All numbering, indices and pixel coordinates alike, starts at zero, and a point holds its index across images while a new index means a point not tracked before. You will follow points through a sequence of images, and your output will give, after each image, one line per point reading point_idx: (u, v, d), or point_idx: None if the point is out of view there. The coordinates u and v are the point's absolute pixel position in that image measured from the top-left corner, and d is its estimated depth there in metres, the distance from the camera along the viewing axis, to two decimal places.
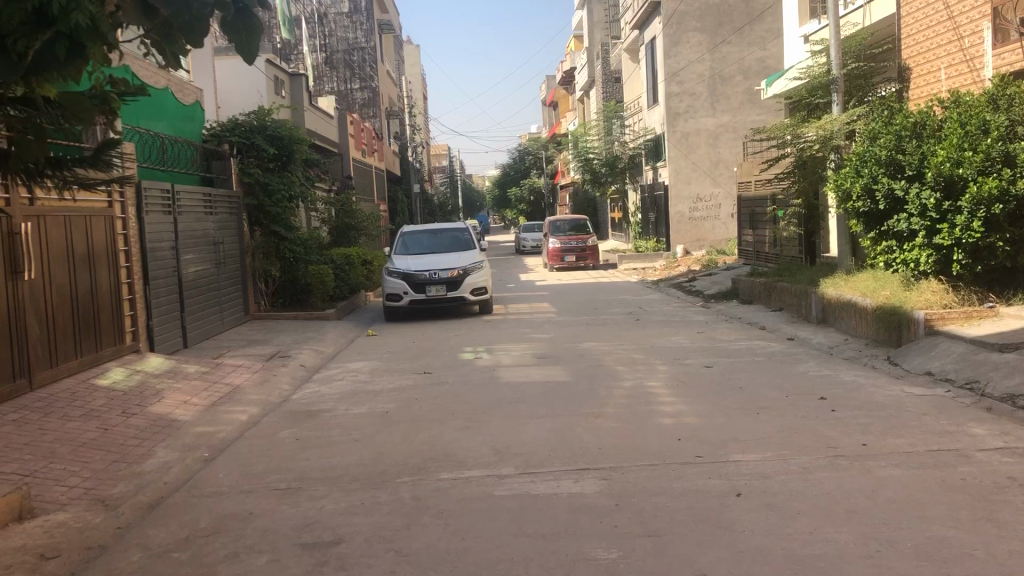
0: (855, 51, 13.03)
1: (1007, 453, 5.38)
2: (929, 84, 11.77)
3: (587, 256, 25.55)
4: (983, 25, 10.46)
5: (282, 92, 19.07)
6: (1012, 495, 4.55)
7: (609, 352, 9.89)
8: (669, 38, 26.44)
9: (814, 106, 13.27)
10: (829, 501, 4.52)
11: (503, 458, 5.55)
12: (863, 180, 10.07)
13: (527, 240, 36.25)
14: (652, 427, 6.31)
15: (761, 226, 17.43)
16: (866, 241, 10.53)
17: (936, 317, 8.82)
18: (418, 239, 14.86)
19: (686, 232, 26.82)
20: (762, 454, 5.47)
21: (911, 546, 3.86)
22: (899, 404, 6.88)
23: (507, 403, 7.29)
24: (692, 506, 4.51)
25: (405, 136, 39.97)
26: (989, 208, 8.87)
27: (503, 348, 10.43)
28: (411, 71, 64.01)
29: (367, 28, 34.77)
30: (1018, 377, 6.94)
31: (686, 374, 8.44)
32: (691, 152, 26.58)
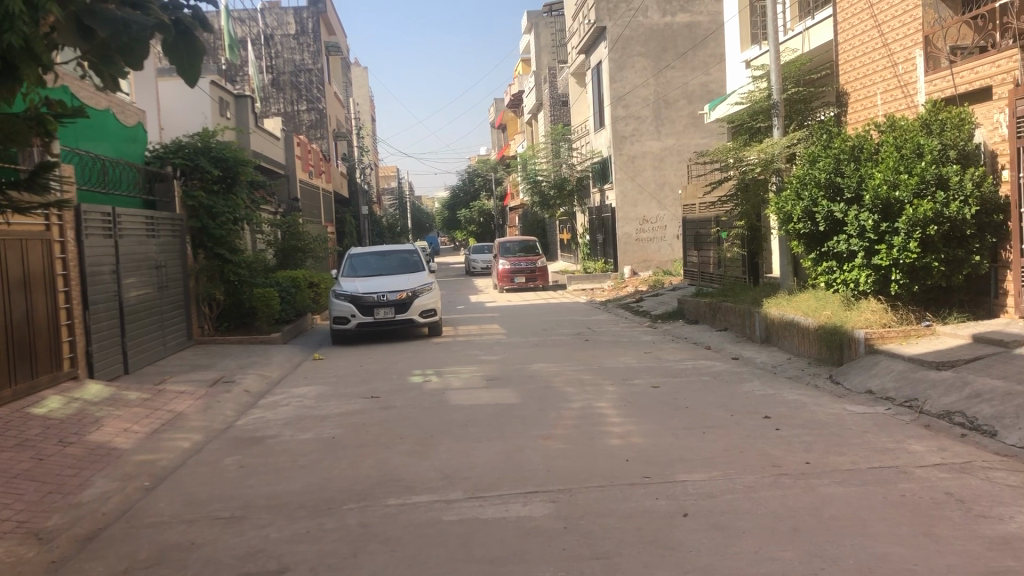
0: (795, 76, 13.31)
1: (945, 469, 5.52)
2: (866, 109, 12.08)
3: (536, 276, 25.72)
4: (915, 52, 10.72)
5: (227, 113, 18.87)
6: (950, 510, 4.66)
7: (558, 373, 9.92)
8: (615, 62, 26.85)
9: (755, 129, 13.69)
10: (774, 519, 4.58)
11: (451, 483, 5.52)
12: (804, 203, 10.27)
13: (477, 261, 36.23)
14: (601, 447, 6.34)
15: (706, 247, 17.67)
16: (808, 261, 10.72)
17: (875, 336, 9.05)
18: (367, 260, 14.76)
19: (633, 253, 27.08)
20: (708, 473, 5.52)
21: (853, 563, 3.92)
22: (841, 422, 7.00)
23: (456, 426, 7.25)
24: (640, 527, 4.53)
25: (353, 158, 39.72)
26: (924, 229, 9.16)
27: (452, 370, 10.39)
28: (359, 93, 63.68)
29: (315, 49, 34.30)
30: (954, 395, 7.14)
31: (634, 395, 8.47)
32: (637, 174, 26.92)
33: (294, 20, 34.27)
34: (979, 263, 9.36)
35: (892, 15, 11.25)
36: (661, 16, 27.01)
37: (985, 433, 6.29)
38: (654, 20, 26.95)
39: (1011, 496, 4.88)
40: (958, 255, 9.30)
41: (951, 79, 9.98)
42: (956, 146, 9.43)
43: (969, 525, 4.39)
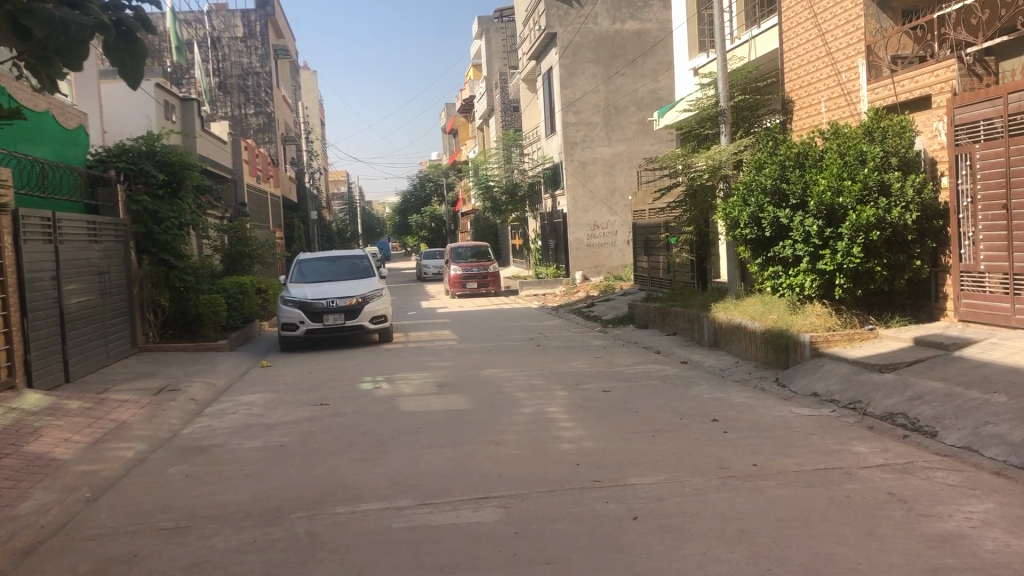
0: (742, 83, 13.49)
1: (887, 469, 5.63)
2: (810, 116, 12.31)
3: (488, 282, 25.75)
4: (858, 61, 10.93)
5: (172, 116, 18.57)
6: (892, 510, 4.75)
7: (509, 378, 9.91)
8: (566, 68, 27.00)
9: (703, 136, 13.88)
10: (722, 521, 4.63)
11: (401, 490, 5.47)
12: (750, 209, 10.40)
13: (428, 266, 36.08)
14: (551, 452, 6.34)
15: (655, 252, 17.84)
16: (754, 267, 10.85)
17: (820, 339, 9.21)
18: (316, 266, 14.60)
19: (584, 259, 27.23)
20: (657, 477, 5.56)
21: (799, 564, 3.97)
22: (788, 425, 7.10)
23: (406, 433, 7.20)
24: (590, 531, 4.54)
25: (302, 162, 39.34)
26: (867, 234, 9.32)
27: (403, 376, 10.32)
28: (309, 97, 63.14)
29: (263, 53, 34.00)
30: (897, 397, 7.29)
31: (585, 399, 8.51)
32: (588, 180, 27.08)
33: (242, 23, 34.26)
34: (920, 268, 9.63)
35: (836, 24, 11.48)
36: (610, 24, 27.25)
37: (927, 434, 6.44)
38: (604, 27, 27.19)
39: (951, 495, 4.99)
40: (900, 260, 9.53)
41: (893, 88, 10.17)
42: (897, 153, 9.65)
43: (910, 524, 4.49)
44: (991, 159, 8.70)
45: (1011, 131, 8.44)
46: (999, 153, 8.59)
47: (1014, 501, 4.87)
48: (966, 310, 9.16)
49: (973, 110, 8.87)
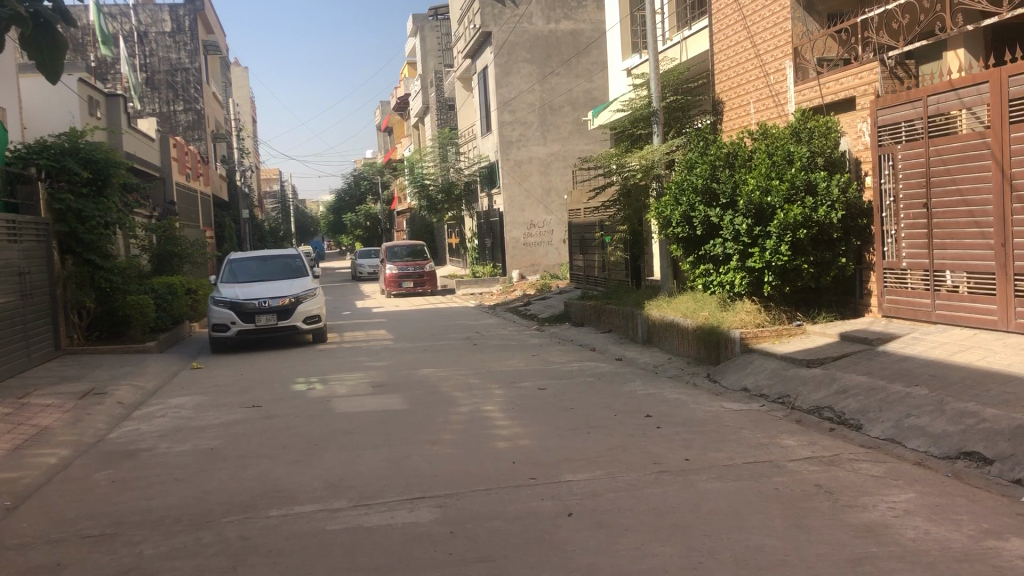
0: (673, 84, 13.67)
1: (814, 462, 5.77)
2: (740, 117, 12.54)
3: (424, 281, 25.62)
4: (785, 63, 11.17)
5: (96, 112, 18.06)
6: (819, 501, 4.88)
7: (445, 378, 9.88)
8: (501, 68, 27.04)
9: (636, 136, 14.04)
10: (655, 516, 4.68)
11: (336, 492, 5.42)
12: (682, 208, 10.55)
13: (363, 266, 35.74)
14: (487, 450, 6.35)
15: (590, 251, 17.99)
16: (686, 264, 11.01)
17: (750, 335, 9.41)
18: (247, 265, 14.34)
19: (520, 258, 27.31)
20: (592, 473, 5.61)
21: (730, 556, 4.05)
22: (719, 420, 7.22)
23: (341, 434, 7.14)
24: (526, 529, 4.56)
25: (234, 160, 38.61)
26: (794, 232, 9.53)
27: (337, 377, 10.20)
28: (240, 93, 61.95)
29: (193, 48, 33.28)
30: (823, 391, 7.48)
31: (521, 397, 8.54)
32: (524, 179, 27.15)
33: (169, 17, 33.11)
34: (845, 265, 9.90)
35: (764, 27, 11.72)
36: (545, 23, 27.39)
37: (852, 427, 6.62)
38: (539, 27, 27.32)
39: (874, 485, 5.15)
40: (826, 257, 9.78)
41: (818, 89, 10.41)
42: (823, 154, 9.91)
43: (837, 515, 4.61)
44: (911, 159, 8.98)
45: (931, 132, 8.70)
46: (919, 154, 8.87)
47: (934, 491, 5.04)
48: (890, 306, 9.46)
49: (895, 111, 9.16)
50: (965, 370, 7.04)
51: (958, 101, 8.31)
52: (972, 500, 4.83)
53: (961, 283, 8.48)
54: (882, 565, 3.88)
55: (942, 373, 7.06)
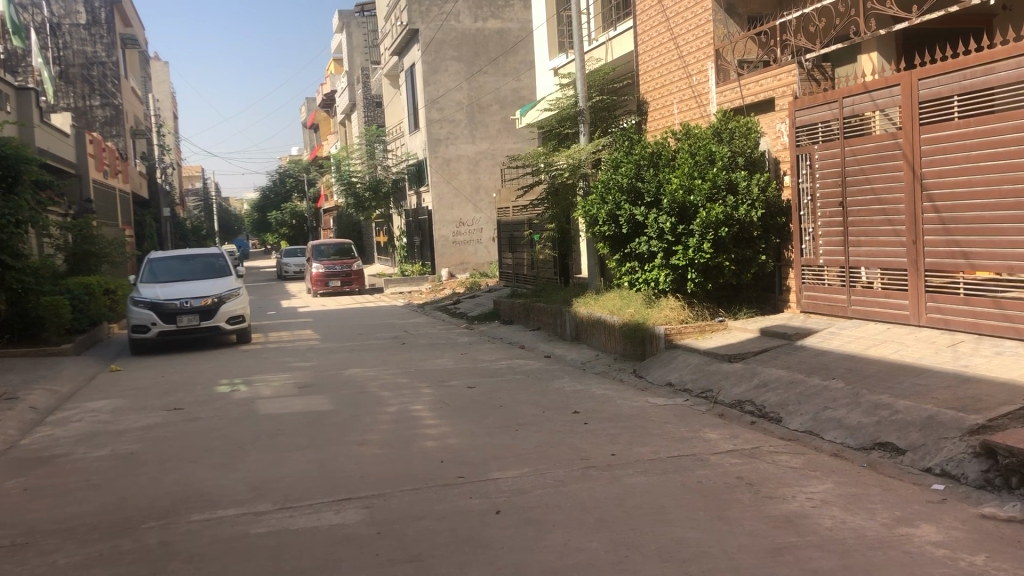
0: (599, 84, 13.81)
1: (736, 454, 5.91)
2: (664, 117, 12.76)
3: (352, 280, 25.36)
4: (707, 65, 11.37)
5: (6, 106, 17.41)
6: (740, 493, 4.99)
7: (373, 377, 9.80)
8: (429, 65, 26.97)
9: (563, 135, 14.15)
10: (581, 512, 4.73)
11: (261, 494, 5.33)
12: (607, 207, 10.67)
13: (289, 265, 35.18)
14: (415, 450, 6.33)
15: (519, 249, 18.06)
16: (612, 262, 11.13)
17: (674, 331, 9.58)
18: (167, 265, 13.98)
19: (450, 256, 27.22)
20: (520, 470, 5.64)
21: (655, 549, 4.12)
22: (644, 415, 7.33)
23: (266, 436, 7.02)
24: (454, 527, 4.56)
25: (154, 157, 37.56)
26: (716, 230, 9.73)
27: (262, 378, 10.03)
28: (159, 89, 60.28)
29: (110, 41, 32.03)
30: (745, 385, 7.66)
31: (449, 396, 8.52)
32: (452, 178, 27.10)
33: (84, 9, 31.95)
34: (765, 262, 10.16)
35: (686, 28, 11.93)
36: (472, 22, 27.38)
37: (772, 420, 6.80)
38: (466, 25, 27.31)
39: (793, 477, 5.29)
40: (747, 255, 10.02)
41: (739, 91, 10.65)
42: (744, 154, 10.16)
43: (757, 506, 4.73)
44: (828, 159, 9.25)
45: (846, 133, 8.99)
46: (835, 154, 9.14)
47: (850, 481, 5.21)
48: (808, 301, 9.75)
49: (812, 113, 9.43)
50: (879, 363, 7.30)
51: (871, 103, 8.59)
52: (885, 489, 5.01)
53: (875, 279, 8.76)
54: (801, 554, 3.99)
55: (857, 367, 7.30)
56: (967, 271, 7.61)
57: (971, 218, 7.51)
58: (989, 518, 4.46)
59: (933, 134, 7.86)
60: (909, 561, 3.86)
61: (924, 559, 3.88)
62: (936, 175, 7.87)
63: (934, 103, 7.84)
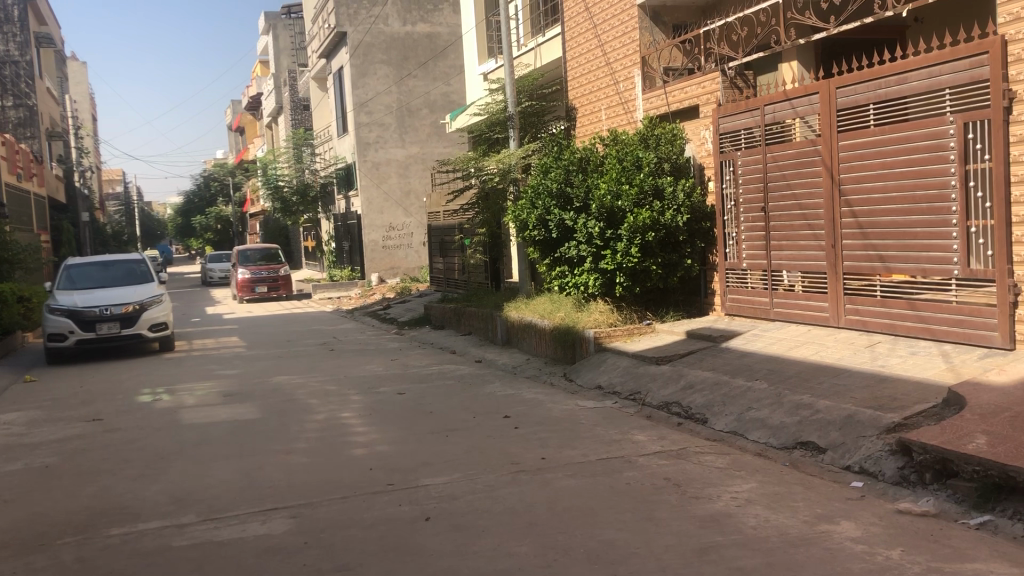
0: (529, 90, 13.85)
1: (663, 456, 5.99)
2: (592, 123, 12.89)
3: (279, 286, 24.97)
4: (634, 72, 11.53)
5: None
6: (668, 494, 5.06)
7: (300, 385, 9.66)
8: (357, 68, 26.69)
9: (493, 139, 14.15)
10: (510, 516, 4.74)
11: (183, 506, 5.20)
12: (537, 212, 10.73)
13: (214, 270, 34.45)
14: (343, 458, 6.25)
15: (450, 254, 18.02)
16: (542, 267, 11.20)
17: (603, 334, 9.68)
18: (86, 271, 13.54)
19: (379, 261, 27.02)
20: (450, 476, 5.62)
21: (584, 552, 4.14)
22: (574, 417, 7.38)
23: (190, 446, 6.85)
24: (382, 535, 4.51)
25: (71, 160, 36.33)
26: (643, 235, 9.87)
27: (186, 387, 9.80)
28: (76, 90, 58.36)
29: (23, 40, 31.17)
30: (672, 387, 7.77)
31: (378, 402, 8.45)
32: (382, 182, 26.91)
33: None
34: (690, 266, 10.35)
35: (613, 36, 12.08)
36: (401, 25, 27.22)
37: (698, 421, 6.92)
38: (395, 28, 27.14)
39: (719, 477, 5.39)
40: (673, 259, 10.19)
41: (664, 97, 10.83)
42: (670, 160, 10.38)
43: (684, 507, 4.80)
44: (751, 165, 9.47)
45: (767, 139, 9.22)
46: (757, 160, 9.36)
47: (773, 479, 5.33)
48: (732, 304, 9.96)
49: (735, 120, 9.65)
50: (801, 364, 7.48)
51: (792, 110, 8.81)
52: (807, 487, 5.14)
53: (796, 282, 8.99)
54: (725, 553, 4.06)
55: (779, 368, 7.47)
56: (884, 274, 7.86)
57: (887, 223, 7.76)
58: (905, 513, 4.61)
59: (850, 141, 8.10)
60: (829, 557, 3.96)
61: (843, 554, 3.99)
62: (853, 181, 8.11)
63: (851, 111, 8.08)
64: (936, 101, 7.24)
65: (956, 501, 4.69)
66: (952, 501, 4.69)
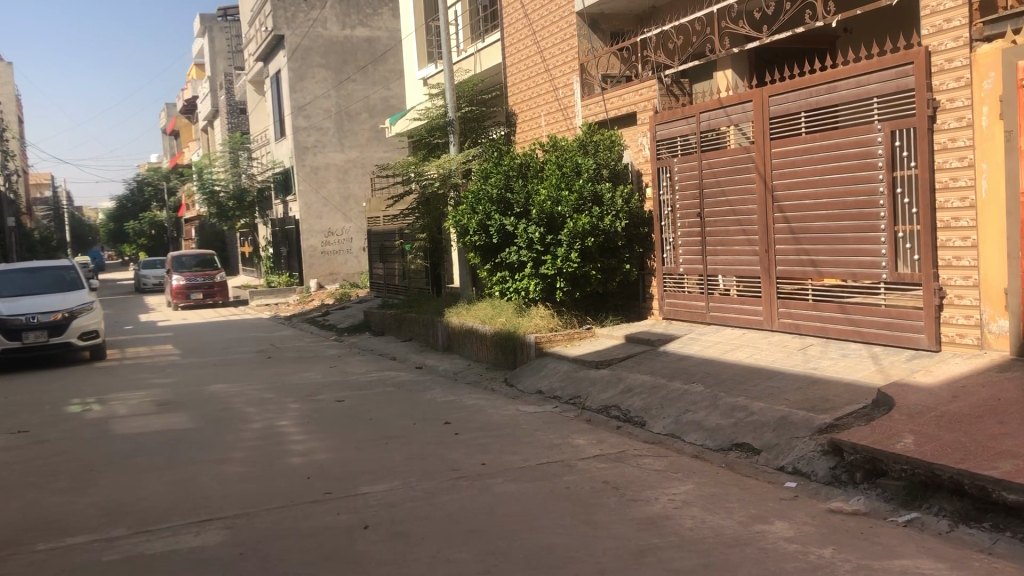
0: (468, 95, 13.80)
1: (603, 459, 6.03)
2: (532, 129, 12.96)
3: (215, 293, 24.53)
4: (572, 78, 11.62)
5: None
6: (607, 497, 5.10)
7: (237, 393, 9.49)
8: (295, 72, 26.32)
9: (432, 144, 14.08)
10: (450, 523, 4.72)
11: (114, 519, 5.07)
12: (477, 217, 10.74)
13: (148, 277, 33.69)
14: (280, 467, 6.16)
15: (390, 259, 17.91)
16: (483, 272, 11.20)
17: (544, 339, 9.72)
18: (12, 278, 13.12)
19: (318, 267, 26.72)
20: (389, 484, 5.57)
21: (523, 557, 4.15)
22: (514, 423, 7.39)
23: (121, 457, 6.68)
24: (320, 544, 4.46)
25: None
26: (583, 240, 9.93)
27: (118, 397, 9.56)
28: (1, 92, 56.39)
29: None
30: (611, 391, 7.83)
31: (317, 410, 8.34)
32: (320, 187, 26.63)
33: None
34: (629, 271, 10.45)
35: (552, 42, 12.15)
36: (340, 29, 27.03)
37: (636, 424, 6.99)
38: (333, 32, 26.93)
39: (657, 479, 5.45)
40: (611, 264, 10.28)
41: (603, 104, 10.95)
42: (608, 166, 10.47)
43: (622, 510, 4.84)
44: (687, 172, 9.61)
45: (703, 146, 9.37)
46: (693, 167, 9.51)
47: (709, 481, 5.41)
48: (669, 309, 10.09)
49: (671, 127, 9.80)
50: (737, 367, 7.61)
51: (726, 118, 8.96)
52: (742, 488, 5.22)
53: (732, 286, 9.14)
54: (663, 555, 4.10)
55: (716, 371, 7.59)
56: (815, 278, 8.05)
57: (818, 228, 7.94)
58: (836, 512, 4.72)
59: (782, 148, 8.28)
60: (764, 557, 4.03)
61: (777, 554, 4.07)
62: (785, 188, 8.28)
63: (784, 119, 8.26)
64: (864, 109, 7.43)
65: (885, 499, 4.82)
66: (882, 500, 4.82)
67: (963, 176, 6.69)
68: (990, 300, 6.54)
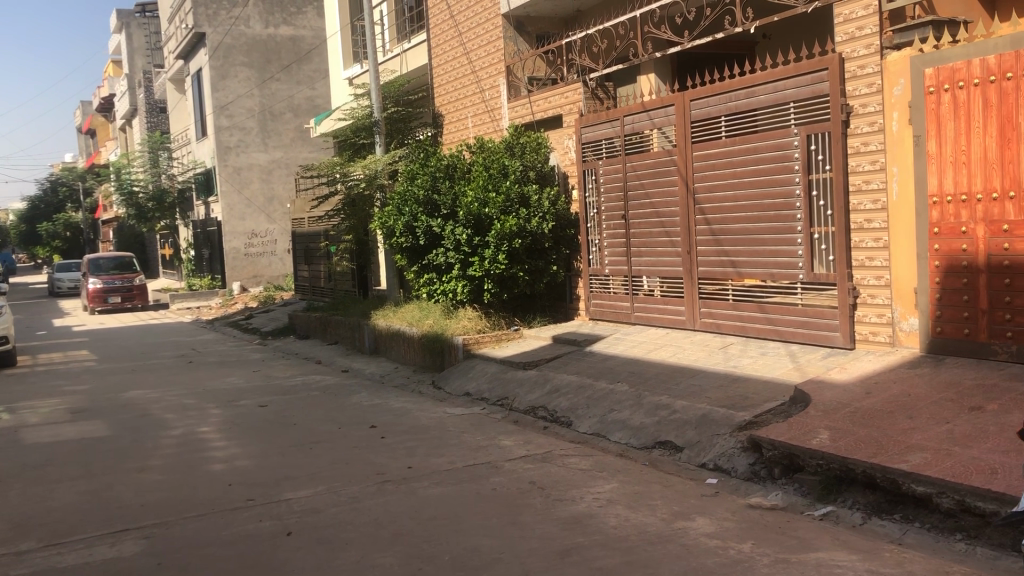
0: (394, 95, 13.72)
1: (529, 460, 6.06)
2: (458, 130, 12.96)
3: (133, 296, 23.85)
4: (499, 80, 11.64)
5: None
6: (533, 497, 5.13)
7: (156, 399, 9.24)
8: (216, 70, 25.80)
9: (358, 145, 13.96)
10: (374, 527, 4.68)
11: (23, 532, 4.88)
12: (404, 218, 10.67)
13: (63, 280, 32.58)
14: (201, 474, 6.03)
15: (316, 261, 17.67)
16: (410, 274, 11.14)
17: (471, 341, 9.71)
18: None
19: (241, 269, 26.19)
20: (313, 489, 5.50)
21: (448, 559, 4.14)
22: (441, 425, 7.37)
23: (32, 467, 6.44)
24: (241, 552, 4.38)
25: None
26: (510, 242, 9.95)
27: (28, 405, 9.20)
28: None
29: None
30: (538, 391, 7.87)
31: (239, 416, 8.18)
32: (243, 187, 26.13)
33: None
34: (555, 272, 10.52)
35: (478, 43, 12.16)
36: (263, 27, 26.61)
37: (562, 425, 7.04)
38: (256, 30, 26.50)
39: (582, 479, 5.50)
40: (539, 265, 10.33)
41: (529, 106, 11.02)
42: (535, 168, 10.52)
43: (547, 510, 4.87)
44: (612, 174, 9.72)
45: (627, 148, 9.48)
46: (618, 169, 9.62)
47: (632, 479, 5.48)
48: (595, 309, 10.19)
49: (597, 130, 9.89)
50: (661, 366, 7.73)
51: (650, 121, 9.10)
52: (665, 486, 5.30)
53: (655, 287, 9.27)
54: (587, 554, 4.14)
55: (640, 370, 7.69)
56: (736, 278, 8.22)
57: (738, 230, 8.12)
58: (755, 507, 4.82)
59: (703, 151, 8.43)
60: (686, 554, 4.10)
61: (699, 550, 4.14)
62: (706, 190, 8.44)
63: (705, 122, 8.42)
64: (782, 114, 7.61)
65: (801, 494, 4.94)
66: (798, 494, 4.94)
67: (875, 179, 6.92)
68: (901, 298, 6.78)
